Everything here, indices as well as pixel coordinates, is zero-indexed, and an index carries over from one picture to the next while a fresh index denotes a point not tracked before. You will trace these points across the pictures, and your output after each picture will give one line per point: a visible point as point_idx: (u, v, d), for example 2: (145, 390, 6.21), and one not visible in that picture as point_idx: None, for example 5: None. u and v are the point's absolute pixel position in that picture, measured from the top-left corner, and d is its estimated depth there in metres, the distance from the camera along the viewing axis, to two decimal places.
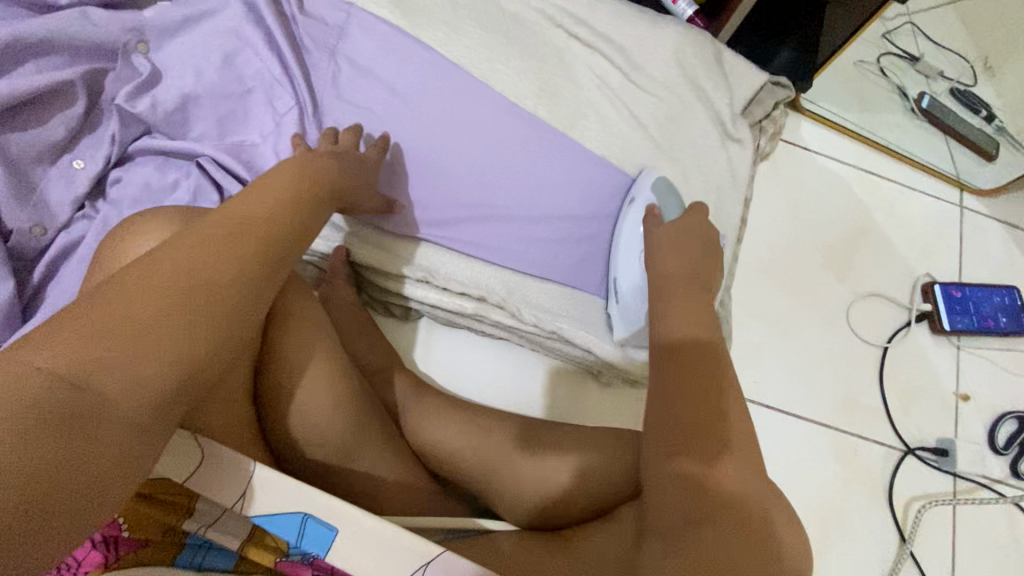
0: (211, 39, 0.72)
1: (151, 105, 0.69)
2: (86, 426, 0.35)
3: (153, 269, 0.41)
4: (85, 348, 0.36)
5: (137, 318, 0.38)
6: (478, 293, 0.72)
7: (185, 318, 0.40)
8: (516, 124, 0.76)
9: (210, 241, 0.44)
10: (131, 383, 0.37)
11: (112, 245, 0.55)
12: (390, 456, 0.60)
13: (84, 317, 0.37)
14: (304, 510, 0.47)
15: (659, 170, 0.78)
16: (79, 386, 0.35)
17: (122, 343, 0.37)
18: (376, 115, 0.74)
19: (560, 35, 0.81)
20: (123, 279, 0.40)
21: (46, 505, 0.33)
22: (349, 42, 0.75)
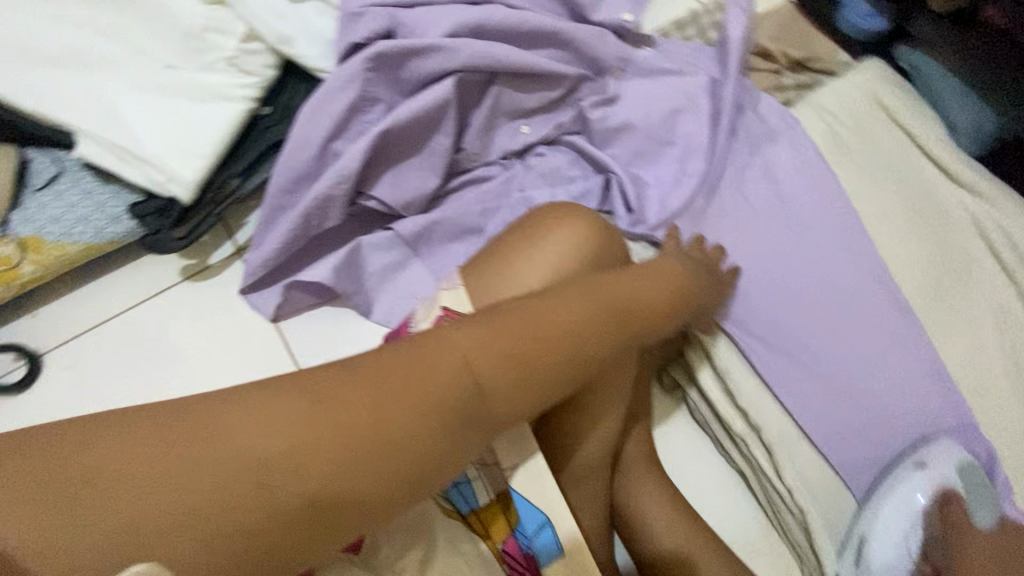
0: (671, 94, 0.83)
1: (601, 117, 0.83)
2: (467, 421, 0.44)
3: (555, 323, 0.49)
4: (494, 361, 0.45)
5: (534, 356, 0.47)
6: (756, 423, 0.69)
7: (558, 372, 0.48)
8: (886, 302, 0.72)
9: (598, 314, 0.51)
10: (506, 403, 0.46)
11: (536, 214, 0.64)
12: (604, 499, 0.63)
13: (501, 338, 0.46)
14: (549, 515, 0.52)
15: (1012, 438, 0.68)
16: (483, 393, 0.45)
17: (513, 375, 0.46)
18: (760, 219, 0.78)
19: (981, 248, 0.76)
20: (540, 317, 0.49)
21: (427, 466, 0.42)
22: (773, 149, 0.81)
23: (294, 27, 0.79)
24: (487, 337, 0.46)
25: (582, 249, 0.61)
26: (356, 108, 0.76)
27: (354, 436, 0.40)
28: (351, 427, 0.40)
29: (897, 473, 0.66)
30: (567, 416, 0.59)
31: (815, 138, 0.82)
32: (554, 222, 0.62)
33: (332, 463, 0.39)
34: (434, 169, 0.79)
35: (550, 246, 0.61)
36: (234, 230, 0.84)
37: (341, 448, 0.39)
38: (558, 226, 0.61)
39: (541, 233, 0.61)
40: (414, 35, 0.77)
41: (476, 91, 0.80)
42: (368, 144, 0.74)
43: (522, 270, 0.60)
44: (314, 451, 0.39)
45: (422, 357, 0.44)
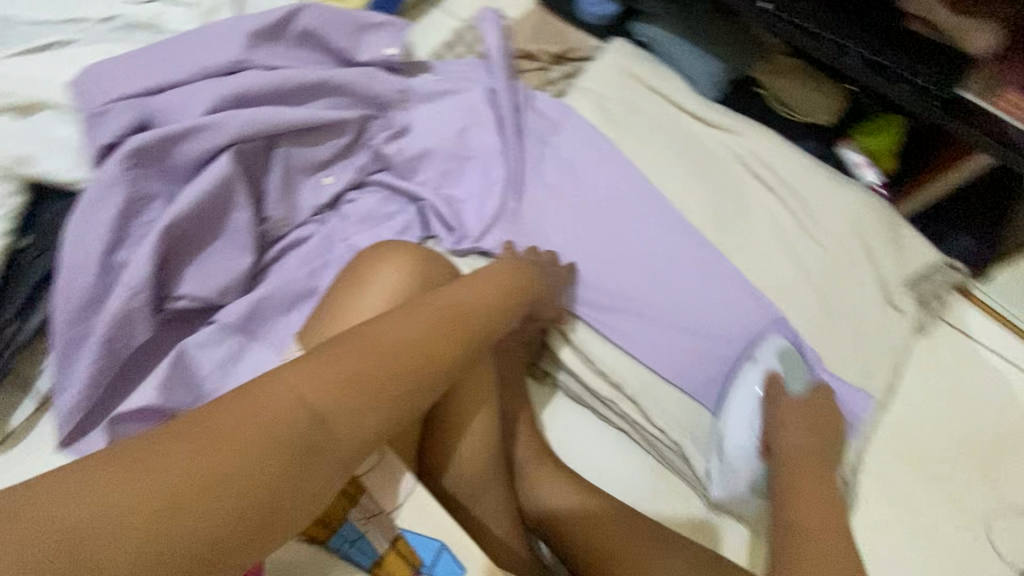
0: (456, 112, 0.88)
1: (398, 149, 0.85)
2: (316, 455, 0.43)
3: (388, 341, 0.49)
4: (333, 389, 0.44)
5: (376, 375, 0.46)
6: (616, 381, 0.77)
7: (404, 385, 0.48)
8: (689, 241, 0.82)
9: (438, 322, 0.52)
10: (356, 429, 0.45)
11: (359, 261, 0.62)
12: (507, 511, 0.63)
13: (335, 365, 0.45)
14: (444, 540, 0.49)
15: (811, 318, 0.81)
16: (327, 425, 0.43)
17: (352, 399, 0.45)
18: (567, 202, 0.85)
19: (744, 172, 0.89)
20: (377, 336, 0.48)
21: (276, 510, 0.41)
22: (558, 136, 0.89)
23: (32, 144, 0.71)
24: (321, 367, 0.45)
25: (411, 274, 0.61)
26: (132, 210, 0.71)
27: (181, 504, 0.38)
28: (179, 497, 0.38)
29: (738, 373, 0.75)
30: (442, 439, 0.61)
31: (592, 117, 0.91)
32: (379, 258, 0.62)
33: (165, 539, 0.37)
34: (241, 247, 0.75)
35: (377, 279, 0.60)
36: (33, 380, 0.74)
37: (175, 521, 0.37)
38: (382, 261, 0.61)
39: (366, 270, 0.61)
40: (173, 120, 0.74)
41: (260, 157, 0.78)
42: (154, 244, 0.69)
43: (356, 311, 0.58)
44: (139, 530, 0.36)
45: (251, 404, 0.42)
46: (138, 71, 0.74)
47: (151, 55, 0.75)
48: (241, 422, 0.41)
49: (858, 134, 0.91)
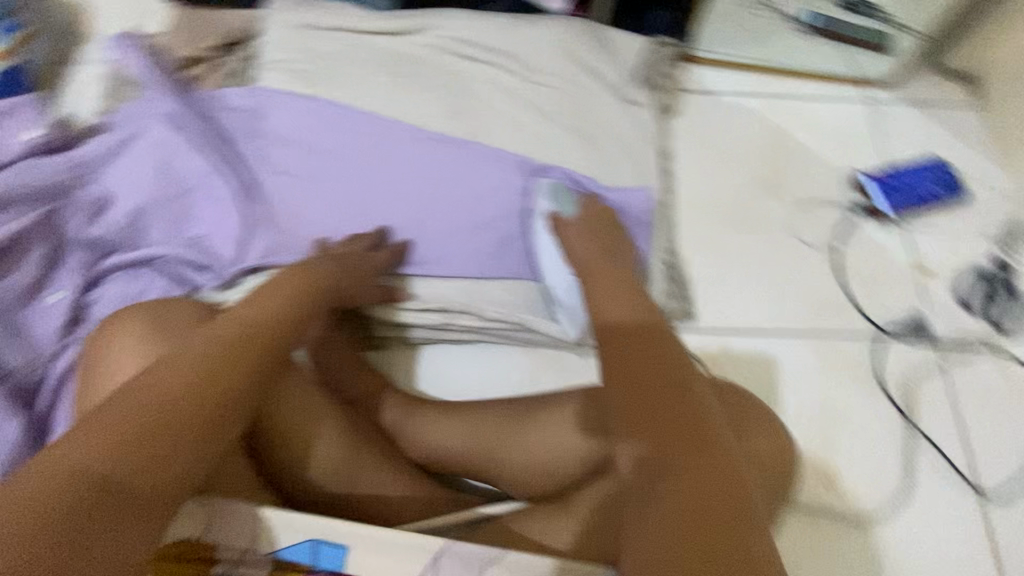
0: (145, 155, 0.80)
1: (106, 225, 0.77)
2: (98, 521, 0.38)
3: (167, 377, 0.44)
4: (104, 449, 0.40)
5: (149, 421, 0.42)
6: (440, 306, 0.77)
7: (187, 425, 0.43)
8: (436, 147, 0.83)
9: (219, 349, 0.48)
10: (145, 484, 0.41)
11: (93, 347, 0.57)
12: (394, 473, 0.62)
13: (101, 424, 0.41)
14: (313, 535, 0.49)
15: (574, 149, 0.85)
16: (111, 490, 0.39)
17: (142, 445, 0.41)
18: (307, 177, 0.81)
19: (452, 59, 0.89)
20: (143, 383, 0.44)
21: None
22: (266, 122, 0.84)
23: None
24: (86, 433, 0.41)
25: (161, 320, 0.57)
26: None
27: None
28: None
29: (531, 232, 0.80)
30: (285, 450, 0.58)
31: (288, 85, 0.86)
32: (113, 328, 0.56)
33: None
34: None
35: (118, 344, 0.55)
36: None
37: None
38: (115, 329, 0.56)
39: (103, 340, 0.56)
40: None
41: None
42: None
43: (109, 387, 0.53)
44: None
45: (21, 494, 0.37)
46: None
47: None
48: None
49: None
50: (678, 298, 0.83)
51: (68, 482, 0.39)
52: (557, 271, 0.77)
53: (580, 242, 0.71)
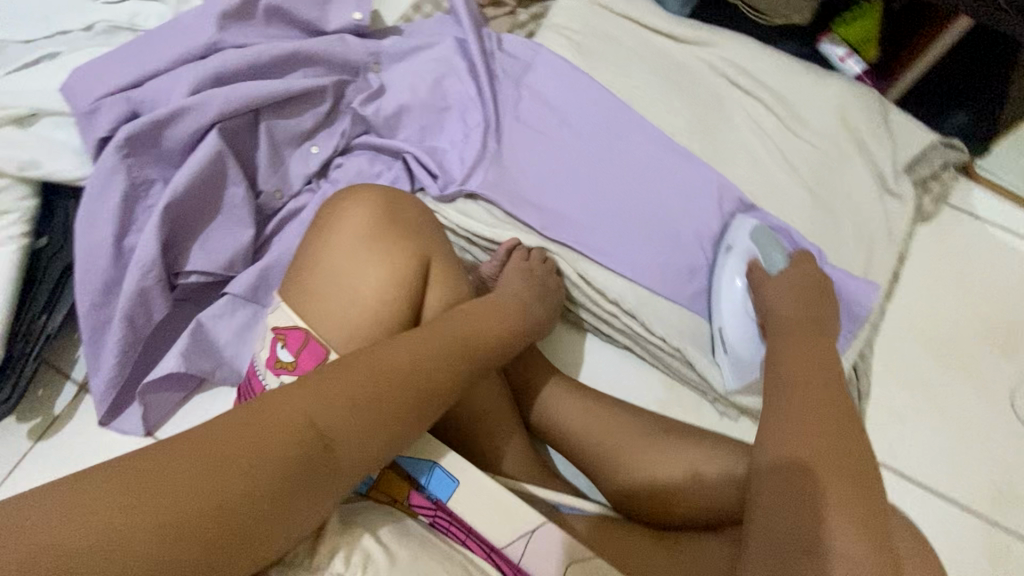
0: (427, 65, 0.89)
1: (375, 110, 0.86)
2: (306, 471, 0.43)
3: (393, 361, 0.48)
4: (336, 408, 0.45)
5: (376, 394, 0.47)
6: (612, 296, 0.77)
7: (402, 407, 0.47)
8: (671, 156, 0.84)
9: (444, 345, 0.51)
10: (355, 446, 0.45)
11: (327, 218, 0.60)
12: (510, 426, 0.66)
13: (338, 383, 0.46)
14: (432, 458, 0.54)
15: (808, 215, 0.80)
16: (325, 444, 0.44)
17: (348, 423, 0.46)
18: (546, 134, 0.86)
19: (721, 82, 0.88)
20: (380, 352, 0.49)
21: (255, 525, 0.41)
22: (533, 76, 0.90)
23: (38, 151, 0.77)
24: (323, 386, 0.46)
25: (377, 226, 0.59)
26: (133, 194, 0.74)
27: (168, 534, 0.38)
28: (163, 531, 0.38)
29: (718, 265, 0.79)
30: None
31: (562, 52, 0.92)
32: (340, 217, 0.60)
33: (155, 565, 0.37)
34: (240, 220, 0.79)
35: (338, 243, 0.58)
36: (69, 370, 0.79)
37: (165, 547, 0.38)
38: (353, 217, 0.60)
39: (324, 230, 0.59)
40: (158, 107, 0.76)
41: (247, 133, 0.81)
42: (158, 224, 0.73)
43: (328, 280, 0.57)
44: (124, 553, 0.37)
45: (250, 431, 0.42)
46: (125, 68, 0.78)
47: (131, 50, 0.79)
48: (242, 436, 0.42)
49: (836, 25, 0.88)
50: (849, 408, 0.75)
51: (289, 429, 0.43)
52: (733, 312, 0.74)
53: (783, 297, 0.68)
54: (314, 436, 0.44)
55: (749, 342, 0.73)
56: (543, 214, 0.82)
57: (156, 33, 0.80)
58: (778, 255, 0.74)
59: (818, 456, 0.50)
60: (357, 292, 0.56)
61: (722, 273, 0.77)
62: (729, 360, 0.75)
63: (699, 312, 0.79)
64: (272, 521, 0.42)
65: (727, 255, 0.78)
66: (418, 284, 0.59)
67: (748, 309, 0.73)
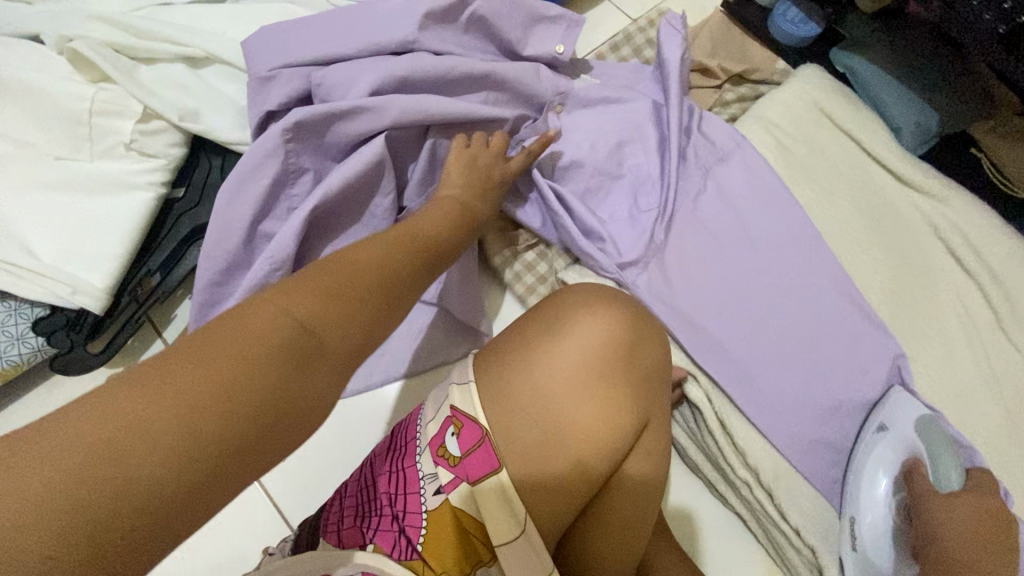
0: (614, 125, 0.80)
1: (547, 157, 0.78)
2: (309, 367, 0.37)
3: (361, 270, 0.42)
4: (308, 299, 0.38)
5: (353, 284, 0.40)
6: (753, 463, 0.68)
7: (360, 300, 0.40)
8: (856, 314, 0.72)
9: (391, 253, 0.45)
10: (344, 335, 0.39)
11: (563, 312, 0.51)
12: None
13: (310, 283, 0.39)
14: None
15: (997, 438, 0.68)
16: (312, 332, 0.37)
17: (318, 317, 0.38)
18: (720, 242, 0.76)
19: (936, 246, 0.76)
20: (359, 257, 0.42)
21: (221, 450, 0.32)
22: (725, 170, 0.79)
23: (202, 101, 0.73)
24: (301, 287, 0.38)
25: (619, 364, 0.49)
26: (284, 180, 0.70)
27: (146, 431, 0.31)
28: (183, 416, 0.32)
29: (863, 442, 0.68)
30: (590, 536, 0.52)
31: (765, 151, 0.80)
32: (579, 325, 0.50)
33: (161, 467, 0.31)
34: (378, 232, 0.74)
35: (570, 354, 0.48)
36: (162, 328, 0.77)
37: (127, 455, 0.30)
38: (591, 328, 0.49)
39: (556, 326, 0.50)
40: (333, 94, 0.71)
41: (410, 144, 0.75)
42: (298, 226, 0.67)
43: (532, 394, 0.47)
44: (170, 475, 0.31)
45: (203, 342, 0.34)
46: (311, 39, 0.72)
47: (321, 22, 0.72)
48: (191, 362, 0.33)
49: None
50: None
51: (276, 326, 0.36)
52: (872, 509, 0.63)
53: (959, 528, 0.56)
54: (284, 328, 0.36)
55: (887, 550, 0.62)
56: (693, 333, 0.73)
57: (353, 12, 0.73)
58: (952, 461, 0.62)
59: None
60: (563, 428, 0.47)
61: (866, 456, 0.66)
62: (855, 560, 0.63)
63: (831, 499, 0.68)
64: (255, 439, 0.34)
65: (878, 436, 0.67)
66: (627, 450, 0.49)
67: (891, 509, 0.63)
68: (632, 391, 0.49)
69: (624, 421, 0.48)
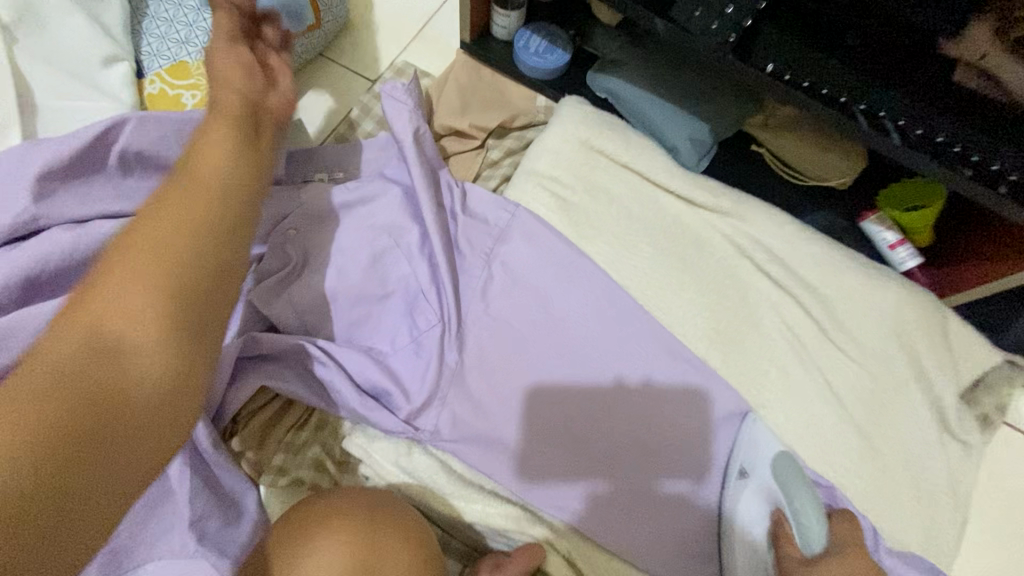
0: (363, 233, 0.65)
1: (285, 304, 0.61)
2: (145, 379, 0.27)
3: (185, 227, 0.31)
4: (137, 300, 0.28)
5: (149, 264, 0.29)
6: None
7: (146, 294, 0.28)
8: (686, 374, 0.64)
9: (176, 205, 0.31)
10: (214, 246, 0.31)
11: (293, 535, 0.51)
12: None
13: (132, 260, 0.29)
14: None
15: (856, 466, 0.62)
16: (192, 308, 0.30)
17: (152, 292, 0.28)
18: (524, 338, 0.64)
19: (747, 268, 0.69)
20: (156, 212, 0.31)
21: (91, 456, 0.25)
22: (508, 249, 0.67)
23: None
24: (124, 274, 0.28)
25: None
26: None
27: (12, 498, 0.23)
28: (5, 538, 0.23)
29: (730, 497, 0.60)
30: None
31: (546, 214, 0.69)
32: (310, 546, 0.50)
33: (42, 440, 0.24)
34: None
35: None
36: None
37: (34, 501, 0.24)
38: (322, 541, 0.50)
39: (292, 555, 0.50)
40: None
41: None
42: None
43: None
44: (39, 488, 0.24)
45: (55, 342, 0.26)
46: None
47: None
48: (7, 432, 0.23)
49: (884, 201, 0.71)
50: None
51: (143, 302, 0.28)
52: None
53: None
54: (169, 262, 0.29)
55: None
56: (523, 461, 0.60)
57: None
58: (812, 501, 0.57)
59: None
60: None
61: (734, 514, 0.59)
62: None
63: None
64: (146, 422, 0.27)
65: (741, 483, 0.60)
66: None
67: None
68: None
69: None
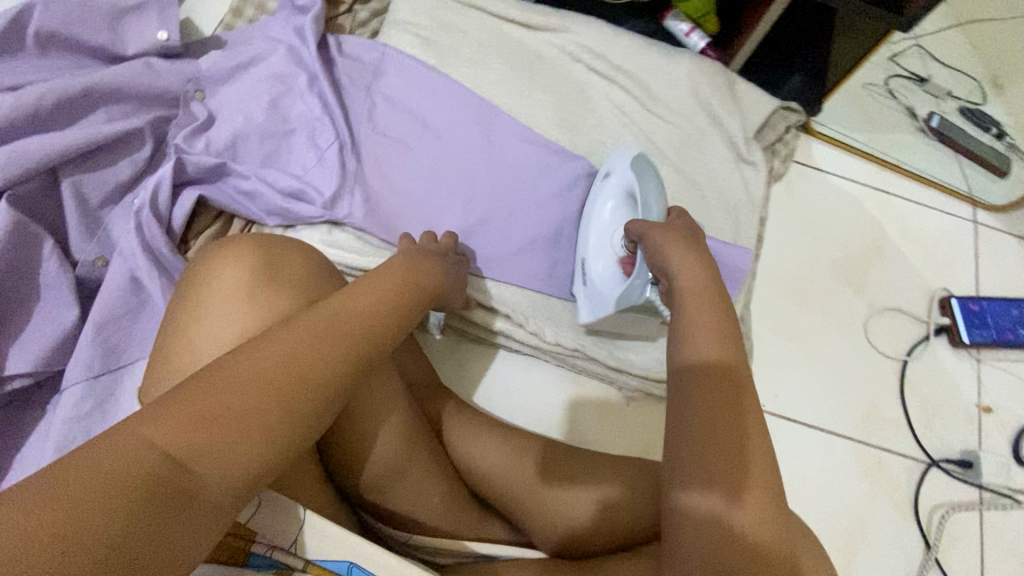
0: (257, 84, 0.77)
1: (205, 144, 0.74)
2: (161, 533, 0.37)
3: (254, 364, 0.44)
4: (114, 537, 0.35)
5: (157, 484, 0.37)
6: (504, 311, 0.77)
7: (142, 504, 0.36)
8: (541, 151, 0.81)
9: (127, 455, 0.37)
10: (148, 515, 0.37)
11: (195, 273, 0.57)
12: (434, 486, 0.64)
13: (110, 476, 0.36)
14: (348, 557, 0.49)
15: (677, 192, 0.83)
16: (178, 524, 0.38)
17: (163, 483, 0.38)
18: (409, 145, 0.79)
19: (579, 68, 0.87)
20: (171, 419, 0.40)
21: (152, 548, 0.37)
22: (385, 80, 0.81)
23: None
24: (84, 478, 0.35)
25: (264, 272, 0.56)
26: None
27: None
28: (174, 504, 0.38)
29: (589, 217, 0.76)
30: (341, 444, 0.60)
31: (411, 50, 0.84)
32: (209, 280, 0.55)
33: (118, 537, 0.35)
34: (63, 301, 0.68)
35: (218, 291, 0.55)
36: None
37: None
38: (220, 263, 0.56)
39: (205, 281, 0.56)
40: None
41: (48, 194, 0.69)
42: None
43: (196, 339, 0.53)
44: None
45: (80, 461, 0.36)
46: None
47: None
48: (134, 461, 0.37)
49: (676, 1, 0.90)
50: None
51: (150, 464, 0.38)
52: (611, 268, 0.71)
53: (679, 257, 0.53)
54: (152, 485, 0.37)
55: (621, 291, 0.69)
56: (423, 229, 0.77)
57: None
58: (646, 201, 0.67)
59: (714, 359, 0.46)
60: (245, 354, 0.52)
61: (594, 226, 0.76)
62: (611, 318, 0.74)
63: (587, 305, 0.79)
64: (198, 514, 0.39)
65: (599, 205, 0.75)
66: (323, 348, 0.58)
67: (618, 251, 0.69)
68: (293, 285, 0.56)
69: (292, 293, 0.55)
